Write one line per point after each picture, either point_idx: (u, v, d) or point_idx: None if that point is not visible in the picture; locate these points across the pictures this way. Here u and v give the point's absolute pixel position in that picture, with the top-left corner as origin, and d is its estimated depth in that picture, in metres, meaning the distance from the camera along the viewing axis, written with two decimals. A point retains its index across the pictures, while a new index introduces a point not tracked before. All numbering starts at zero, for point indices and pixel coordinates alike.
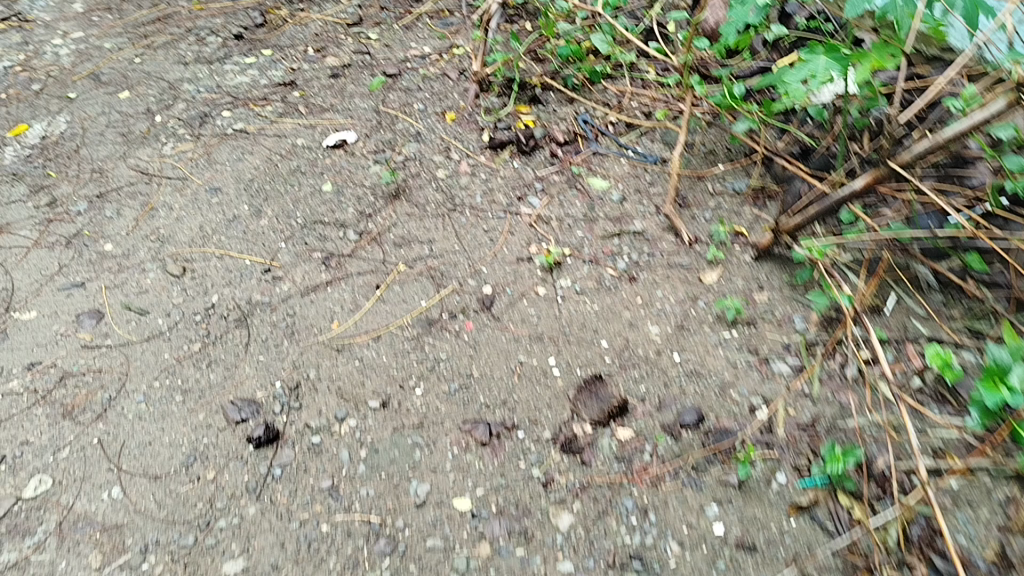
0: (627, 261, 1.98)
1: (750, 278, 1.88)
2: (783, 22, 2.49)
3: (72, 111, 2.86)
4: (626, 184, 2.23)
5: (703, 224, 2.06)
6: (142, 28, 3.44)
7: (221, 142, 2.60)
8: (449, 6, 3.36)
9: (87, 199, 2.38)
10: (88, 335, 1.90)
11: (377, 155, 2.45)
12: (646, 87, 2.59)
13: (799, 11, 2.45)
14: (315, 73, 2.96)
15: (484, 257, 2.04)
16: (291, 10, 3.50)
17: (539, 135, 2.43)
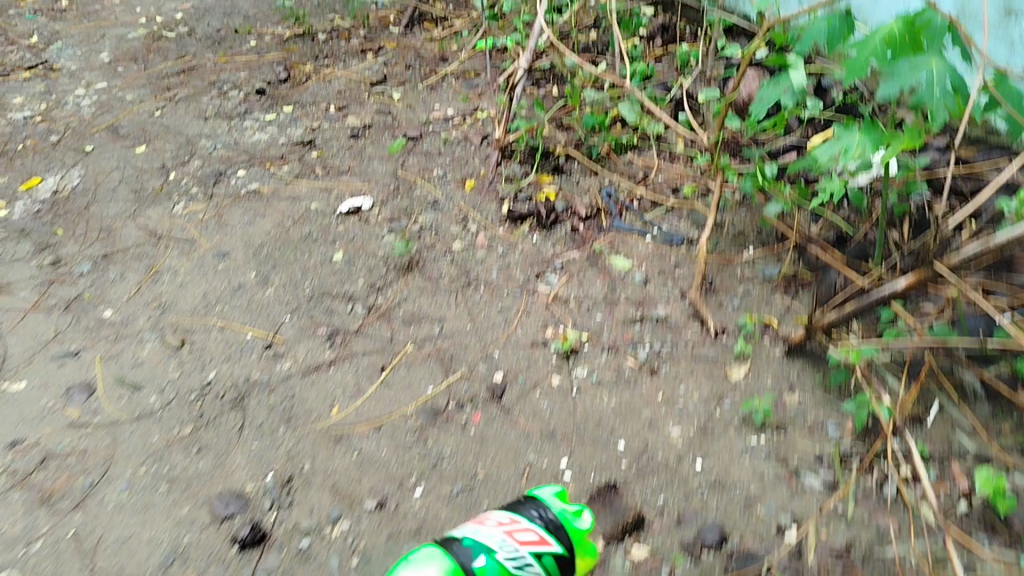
0: (648, 350, 1.86)
1: (780, 377, 1.75)
2: (817, 97, 2.43)
3: (87, 164, 2.81)
4: (649, 264, 2.12)
5: (731, 312, 1.93)
6: (165, 80, 3.41)
7: (234, 203, 2.53)
8: (476, 67, 3.30)
9: (92, 259, 2.31)
10: (77, 412, 1.82)
11: (392, 224, 2.36)
12: (673, 159, 2.49)
13: (835, 87, 2.39)
14: (335, 133, 2.90)
15: (497, 339, 1.93)
16: (316, 66, 3.46)
17: (561, 208, 2.33)
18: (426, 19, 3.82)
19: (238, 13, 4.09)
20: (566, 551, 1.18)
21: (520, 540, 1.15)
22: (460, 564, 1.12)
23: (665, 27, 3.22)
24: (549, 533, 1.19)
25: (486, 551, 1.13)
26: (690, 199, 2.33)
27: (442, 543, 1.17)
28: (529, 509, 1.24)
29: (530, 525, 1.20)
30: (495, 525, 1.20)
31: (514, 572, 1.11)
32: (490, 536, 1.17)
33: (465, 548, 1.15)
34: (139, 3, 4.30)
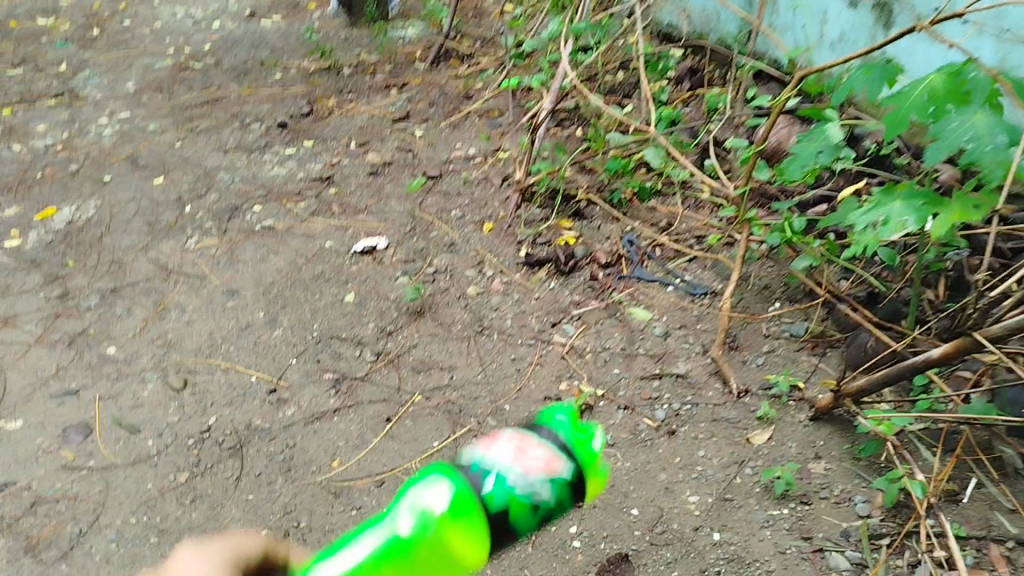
0: (666, 410, 1.77)
1: (806, 444, 1.66)
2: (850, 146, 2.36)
3: (103, 194, 2.78)
4: (670, 316, 2.04)
5: (755, 372, 1.85)
6: (188, 111, 3.40)
7: (247, 239, 2.48)
8: (500, 105, 3.26)
9: (100, 293, 2.27)
10: (71, 454, 1.77)
11: (406, 265, 2.30)
12: (698, 207, 2.42)
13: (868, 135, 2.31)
14: (354, 169, 2.86)
15: (508, 392, 1.85)
16: (339, 100, 3.44)
17: (580, 254, 2.24)
18: (452, 56, 3.80)
19: (266, 45, 4.10)
20: (584, 471, 0.73)
21: (532, 458, 0.72)
22: (465, 484, 0.70)
23: (694, 71, 3.21)
24: (566, 447, 0.73)
25: (498, 469, 0.71)
26: (714, 249, 2.24)
27: (442, 460, 0.75)
28: (536, 423, 0.76)
29: (542, 440, 0.73)
30: (493, 439, 0.74)
31: (526, 497, 0.70)
32: (492, 451, 0.72)
33: (466, 464, 0.72)
34: (168, 33, 4.31)
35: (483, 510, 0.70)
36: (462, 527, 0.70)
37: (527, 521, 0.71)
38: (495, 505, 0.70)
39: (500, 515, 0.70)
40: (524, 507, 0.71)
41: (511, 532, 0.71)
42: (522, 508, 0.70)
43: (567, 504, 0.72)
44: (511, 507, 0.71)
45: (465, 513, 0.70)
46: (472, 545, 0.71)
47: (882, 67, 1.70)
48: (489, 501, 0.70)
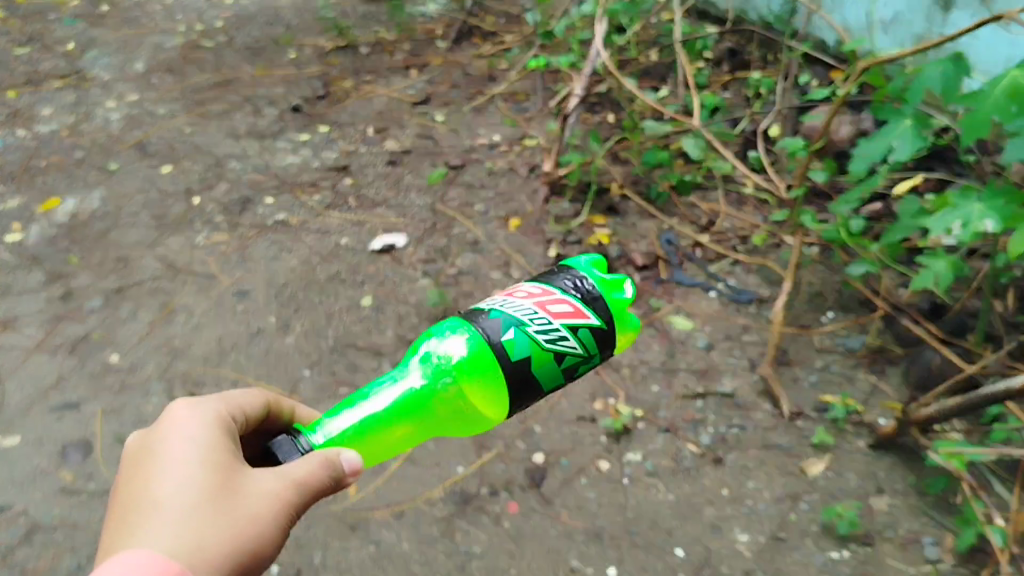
0: (711, 434, 1.63)
1: (867, 475, 1.52)
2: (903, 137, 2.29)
3: (109, 184, 2.65)
4: (713, 326, 1.89)
5: (808, 392, 1.69)
6: (200, 94, 3.25)
7: (259, 235, 2.34)
8: (525, 88, 3.10)
9: (103, 294, 2.14)
10: (70, 476, 1.66)
11: (428, 266, 2.16)
12: (741, 204, 2.28)
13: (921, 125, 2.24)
14: (372, 158, 2.71)
15: (539, 410, 1.70)
16: (357, 82, 3.28)
17: (615, 254, 2.12)
18: (474, 34, 3.62)
19: (281, 22, 3.93)
20: (604, 323, 1.07)
21: (554, 311, 1.03)
22: (483, 338, 0.98)
23: (734, 52, 3.07)
24: (584, 304, 1.06)
25: (516, 324, 0.99)
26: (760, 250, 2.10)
27: (465, 315, 1.03)
28: (561, 280, 1.09)
29: (563, 297, 1.06)
30: (523, 297, 1.07)
31: (545, 349, 1.00)
32: (517, 308, 1.03)
33: (491, 320, 1.00)
34: (179, 9, 4.15)
35: (503, 362, 0.98)
36: (478, 378, 0.99)
37: (547, 367, 1.00)
38: (514, 355, 0.98)
39: (525, 362, 0.99)
40: (542, 358, 1.00)
41: (533, 378, 1.00)
42: (542, 356, 1.00)
43: (585, 352, 1.04)
44: (535, 357, 1.00)
45: (482, 366, 0.98)
46: (487, 394, 0.99)
47: (954, 63, 1.55)
48: (508, 351, 0.98)
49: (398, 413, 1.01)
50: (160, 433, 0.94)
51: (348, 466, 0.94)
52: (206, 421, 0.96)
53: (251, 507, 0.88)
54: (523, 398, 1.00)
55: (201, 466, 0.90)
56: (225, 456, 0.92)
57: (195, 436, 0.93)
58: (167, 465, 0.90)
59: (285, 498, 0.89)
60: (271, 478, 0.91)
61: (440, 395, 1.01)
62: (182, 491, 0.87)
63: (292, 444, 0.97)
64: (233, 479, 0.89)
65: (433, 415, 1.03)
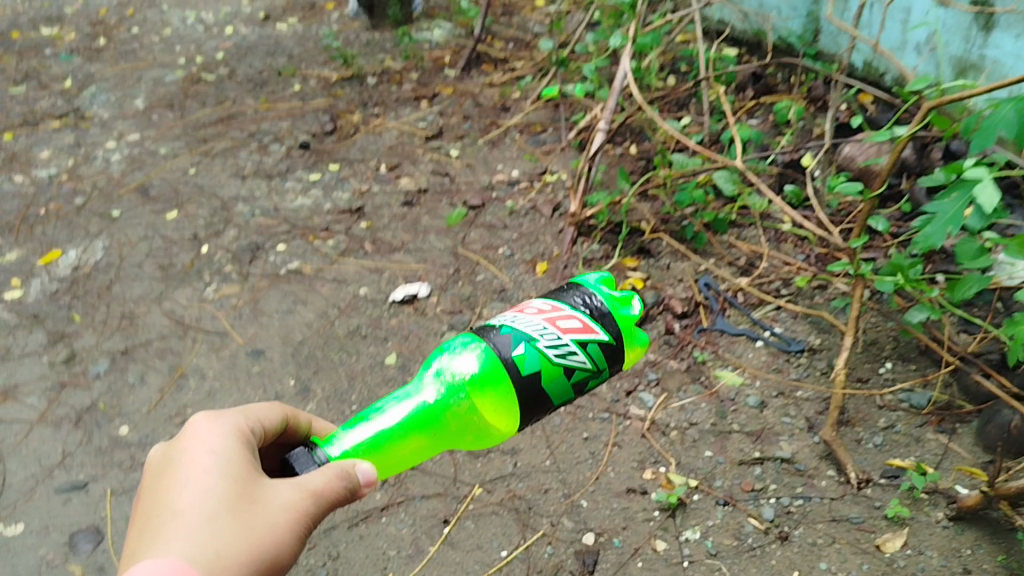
0: (775, 507, 1.50)
1: (950, 553, 1.39)
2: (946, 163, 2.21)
3: (112, 232, 2.53)
4: (764, 379, 1.77)
5: (875, 455, 1.57)
6: (202, 131, 3.14)
7: (272, 286, 2.22)
8: (541, 118, 2.98)
9: (109, 356, 2.02)
10: (80, 568, 1.53)
11: (453, 317, 2.05)
12: (780, 241, 2.16)
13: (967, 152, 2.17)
14: (386, 198, 2.59)
15: (584, 482, 1.58)
16: (365, 115, 3.17)
17: (651, 301, 2.00)
18: (484, 61, 3.51)
19: (283, 51, 3.82)
20: (612, 339, 1.11)
21: (563, 326, 1.08)
22: (494, 353, 1.04)
23: (757, 76, 2.95)
24: (593, 319, 1.10)
25: (527, 339, 1.04)
26: (805, 293, 1.98)
27: (477, 331, 1.08)
28: (571, 297, 1.14)
29: (573, 312, 1.11)
30: (534, 313, 1.11)
31: (555, 362, 1.05)
32: (529, 324, 1.08)
33: (501, 334, 1.06)
34: (178, 40, 4.04)
35: (512, 374, 1.03)
36: (489, 392, 1.04)
37: (557, 381, 1.05)
38: (525, 369, 1.03)
39: (534, 374, 1.04)
40: (553, 372, 1.05)
41: (541, 391, 1.04)
42: (551, 370, 1.04)
43: (595, 367, 1.09)
44: (543, 370, 1.04)
45: (495, 380, 1.03)
46: (496, 405, 1.04)
47: None
48: (519, 366, 1.03)
49: (411, 426, 1.05)
50: (181, 448, 0.99)
51: (363, 478, 0.97)
52: (225, 436, 1.00)
53: (269, 515, 0.91)
54: (533, 410, 1.06)
55: (221, 479, 0.94)
56: (245, 469, 0.96)
57: (216, 449, 0.97)
58: (189, 478, 0.94)
59: (301, 507, 0.93)
60: (288, 489, 0.94)
61: (453, 409, 1.06)
62: (202, 503, 0.90)
63: (309, 457, 1.01)
64: (251, 489, 0.93)
65: (443, 429, 1.07)
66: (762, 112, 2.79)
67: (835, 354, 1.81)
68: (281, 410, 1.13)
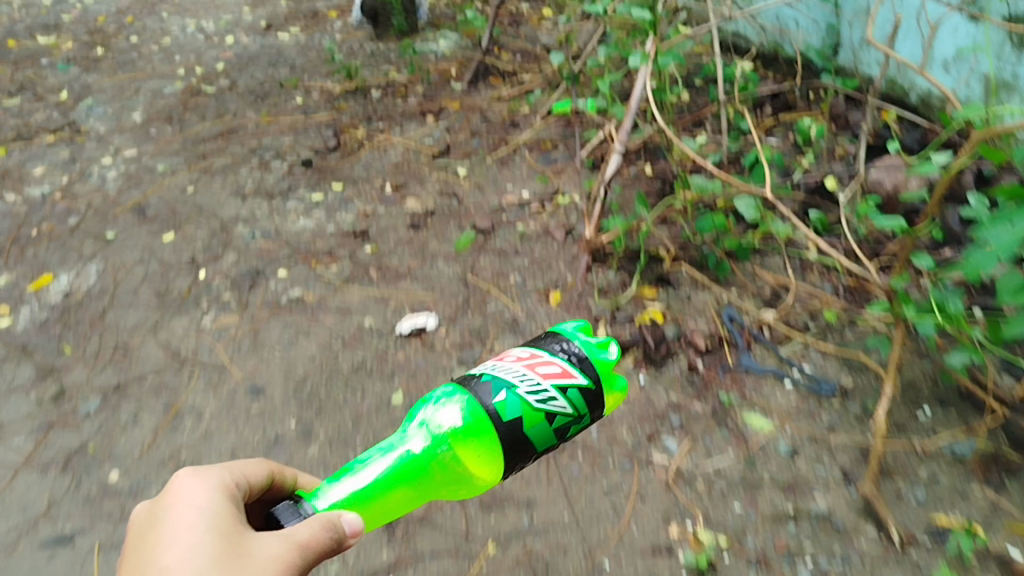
0: (812, 570, 1.40)
1: None
2: (978, 188, 2.09)
3: (106, 255, 2.42)
4: (795, 425, 1.67)
5: (918, 512, 1.46)
6: (201, 146, 3.04)
7: (272, 315, 2.12)
8: (551, 135, 2.89)
9: (100, 393, 1.91)
10: None
11: (463, 352, 1.95)
12: (805, 268, 2.07)
13: (999, 177, 2.05)
14: (391, 221, 2.49)
15: (606, 540, 1.48)
16: (369, 130, 3.06)
17: (672, 335, 1.89)
18: (491, 74, 3.41)
19: (284, 61, 3.72)
20: (591, 383, 1.13)
21: (544, 372, 1.09)
22: (476, 402, 1.04)
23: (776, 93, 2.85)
24: (572, 365, 1.12)
25: (507, 387, 1.05)
26: (834, 327, 1.88)
27: (460, 382, 1.08)
28: (550, 344, 1.16)
29: (552, 358, 1.12)
30: (514, 361, 1.13)
31: (536, 409, 1.05)
32: (508, 371, 1.08)
33: (483, 384, 1.06)
34: (178, 50, 3.94)
35: (495, 422, 1.03)
36: (472, 442, 1.03)
37: (538, 428, 1.05)
38: (505, 416, 1.03)
39: (514, 422, 1.03)
40: (535, 418, 1.05)
41: (524, 438, 1.04)
42: (532, 416, 1.05)
43: (576, 412, 1.10)
44: (524, 417, 1.04)
45: (478, 430, 1.02)
46: (480, 456, 1.03)
47: None
48: (500, 414, 1.03)
49: (395, 479, 1.04)
50: (165, 506, 0.94)
51: (349, 528, 0.96)
52: (211, 490, 0.96)
53: (255, 565, 0.86)
54: (515, 457, 1.05)
55: (207, 531, 0.89)
56: (232, 523, 0.92)
57: (201, 504, 0.93)
58: (173, 532, 0.89)
59: (288, 558, 0.89)
60: (274, 541, 0.90)
61: (437, 460, 1.05)
62: (188, 556, 0.85)
63: (294, 510, 0.98)
64: (237, 541, 0.89)
65: (429, 480, 1.07)
66: (782, 130, 2.68)
67: (870, 396, 1.71)
68: (269, 466, 1.10)
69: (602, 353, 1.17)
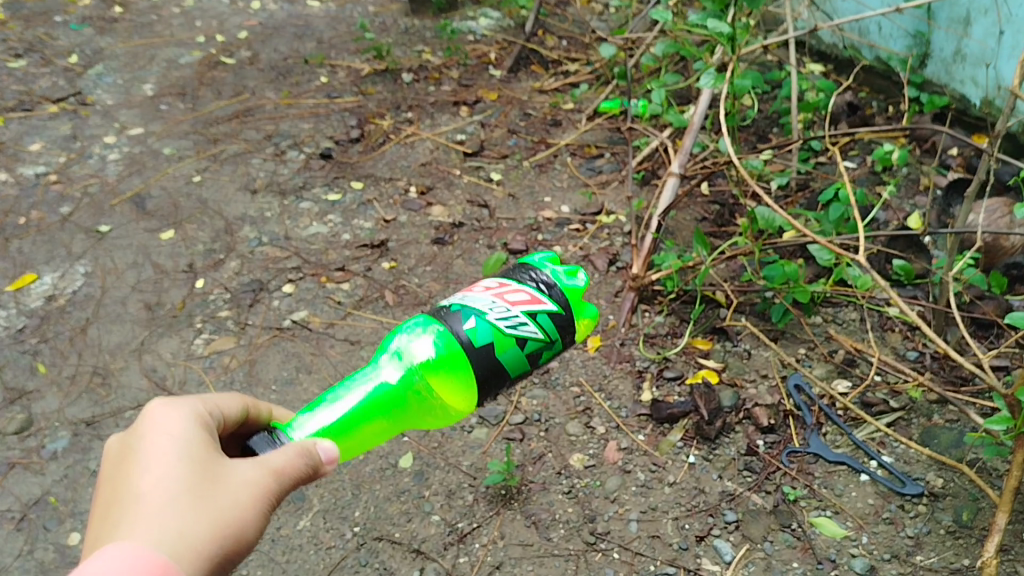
0: None
1: None
2: None
3: (96, 254, 2.19)
4: (872, 534, 1.40)
5: None
6: (213, 128, 2.78)
7: (272, 343, 1.88)
8: (597, 139, 2.61)
9: (71, 429, 1.68)
10: None
11: (484, 408, 1.66)
12: (884, 328, 1.80)
13: None
14: (414, 232, 2.23)
15: None
16: (396, 120, 2.79)
17: (728, 404, 1.63)
18: (533, 61, 3.12)
19: (312, 34, 3.44)
20: (562, 309, 1.09)
21: (512, 300, 1.05)
22: (450, 332, 1.01)
23: (854, 107, 2.53)
24: (542, 292, 1.08)
25: (476, 313, 1.02)
26: (919, 407, 1.62)
27: (431, 312, 1.05)
28: (519, 272, 1.10)
29: (520, 286, 1.08)
30: (481, 290, 1.08)
31: (507, 334, 1.03)
32: (476, 300, 1.05)
33: (451, 313, 1.03)
34: (200, 14, 3.67)
35: (468, 347, 1.01)
36: (446, 373, 1.03)
37: (510, 353, 1.03)
38: (478, 343, 1.01)
39: (485, 344, 1.01)
40: (505, 343, 1.03)
41: (496, 363, 1.03)
42: (503, 341, 1.03)
43: (548, 338, 1.07)
44: (492, 341, 1.02)
45: (453, 361, 1.01)
46: (454, 386, 1.03)
47: None
48: (472, 340, 1.01)
49: (370, 410, 1.04)
50: (133, 431, 0.89)
51: (325, 456, 0.92)
52: (181, 414, 0.90)
53: (231, 494, 0.84)
54: (490, 383, 1.04)
55: (179, 457, 0.85)
56: (205, 448, 0.87)
57: (173, 428, 0.88)
58: (144, 458, 0.85)
59: (264, 485, 0.85)
60: (250, 468, 0.86)
61: (412, 389, 1.05)
62: (160, 485, 0.82)
63: (269, 440, 0.94)
64: (210, 468, 0.85)
65: (404, 411, 1.06)
66: (858, 151, 2.38)
67: (964, 504, 1.44)
68: (244, 399, 1.03)
69: (571, 279, 1.15)
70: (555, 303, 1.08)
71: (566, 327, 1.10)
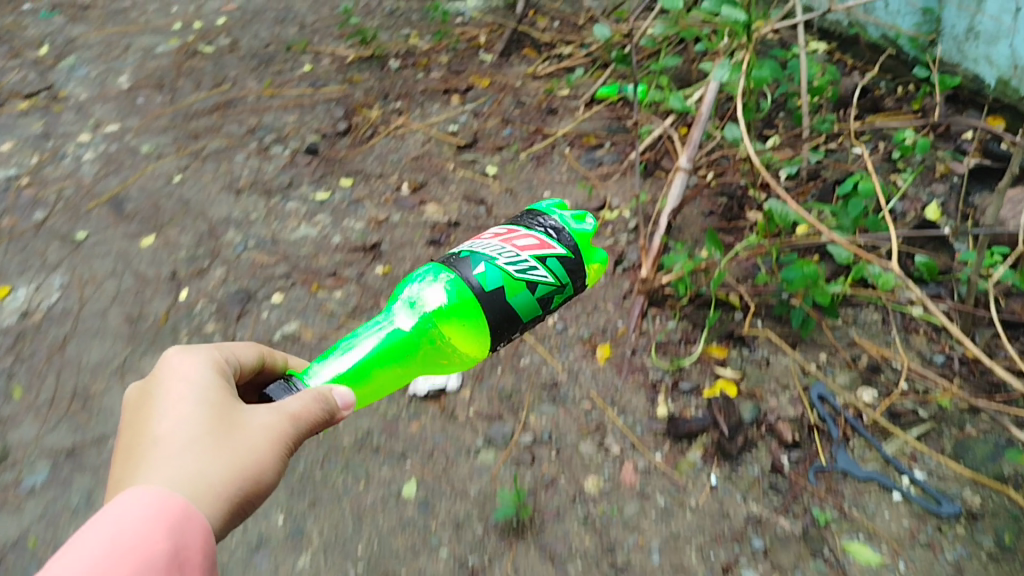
0: None
1: None
2: None
3: (73, 263, 2.07)
4: (909, 560, 1.32)
5: None
6: (193, 122, 2.65)
7: None
8: (596, 127, 2.49)
9: (51, 460, 1.58)
10: None
11: (491, 428, 1.57)
12: (909, 329, 1.70)
13: None
14: (408, 233, 2.12)
15: None
16: (385, 110, 2.67)
17: (749, 419, 1.53)
18: (526, 44, 2.99)
19: (294, 18, 3.30)
20: (571, 253, 1.20)
21: (522, 244, 1.15)
22: (461, 279, 1.09)
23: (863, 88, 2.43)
24: (550, 237, 1.19)
25: (486, 260, 1.10)
26: (949, 417, 1.53)
27: (443, 261, 1.13)
28: (528, 221, 1.22)
29: (529, 233, 1.19)
30: (492, 239, 1.18)
31: (517, 279, 1.11)
32: (487, 247, 1.14)
33: (462, 260, 1.11)
34: None
35: (478, 293, 1.08)
36: (457, 320, 1.10)
37: (522, 296, 1.11)
38: (488, 286, 1.08)
39: (495, 288, 1.08)
40: (516, 288, 1.11)
41: (507, 307, 1.10)
42: (513, 285, 1.10)
43: (557, 281, 1.17)
44: (502, 286, 1.09)
45: (466, 308, 1.08)
46: (465, 331, 1.10)
47: None
48: (482, 284, 1.08)
49: (385, 357, 1.10)
50: (155, 382, 0.95)
51: (341, 402, 0.97)
52: (199, 364, 0.96)
53: (249, 438, 0.88)
54: (501, 328, 1.11)
55: (197, 402, 0.90)
56: (224, 395, 0.93)
57: (192, 377, 0.94)
58: (165, 405, 0.90)
59: (281, 430, 0.90)
60: (267, 413, 0.91)
61: (426, 337, 1.12)
62: (179, 429, 0.87)
63: (287, 387, 0.98)
64: (229, 414, 0.90)
65: (417, 357, 1.13)
66: (869, 137, 2.27)
67: (1003, 523, 1.36)
68: (259, 349, 1.09)
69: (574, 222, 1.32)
70: (562, 247, 1.19)
71: (574, 270, 1.20)
